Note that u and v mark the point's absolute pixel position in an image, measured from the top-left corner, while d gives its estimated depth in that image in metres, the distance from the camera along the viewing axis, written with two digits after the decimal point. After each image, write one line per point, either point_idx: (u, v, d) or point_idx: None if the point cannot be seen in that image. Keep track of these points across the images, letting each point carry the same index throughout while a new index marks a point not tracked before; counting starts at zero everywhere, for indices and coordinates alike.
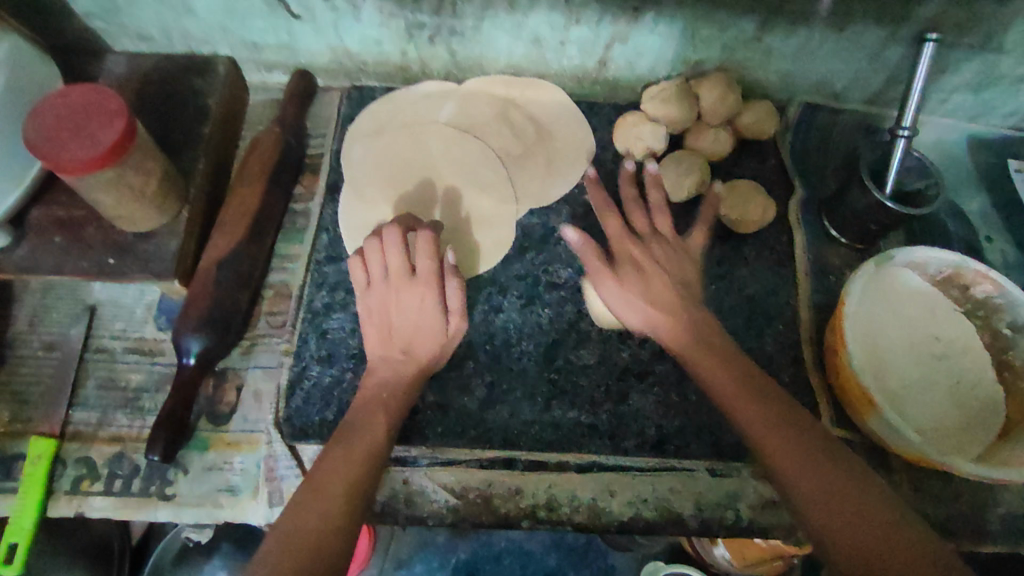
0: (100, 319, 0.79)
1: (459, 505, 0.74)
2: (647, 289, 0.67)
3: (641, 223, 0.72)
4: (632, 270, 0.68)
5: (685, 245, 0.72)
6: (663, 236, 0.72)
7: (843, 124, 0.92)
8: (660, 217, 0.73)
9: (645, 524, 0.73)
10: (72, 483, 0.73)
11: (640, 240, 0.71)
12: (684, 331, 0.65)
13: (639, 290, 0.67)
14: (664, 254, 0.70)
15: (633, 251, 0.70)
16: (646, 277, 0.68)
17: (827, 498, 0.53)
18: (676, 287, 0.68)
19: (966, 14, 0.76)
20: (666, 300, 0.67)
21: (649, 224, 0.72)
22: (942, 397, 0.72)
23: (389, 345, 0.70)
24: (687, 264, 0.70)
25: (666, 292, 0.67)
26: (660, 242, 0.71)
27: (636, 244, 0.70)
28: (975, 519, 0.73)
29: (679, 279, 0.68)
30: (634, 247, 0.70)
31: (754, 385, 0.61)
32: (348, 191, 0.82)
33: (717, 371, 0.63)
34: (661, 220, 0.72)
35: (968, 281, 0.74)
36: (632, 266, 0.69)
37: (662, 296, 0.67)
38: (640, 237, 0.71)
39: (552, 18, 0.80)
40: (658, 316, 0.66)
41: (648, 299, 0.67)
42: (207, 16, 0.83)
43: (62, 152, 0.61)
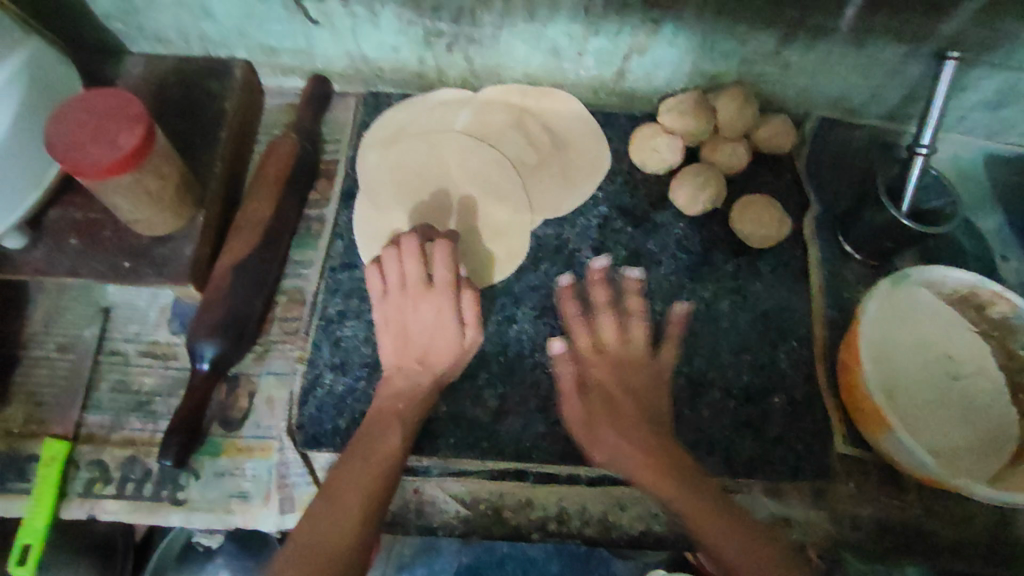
0: (114, 321, 0.80)
1: (470, 516, 0.75)
2: (617, 433, 0.67)
3: (608, 335, 0.73)
4: (597, 399, 0.70)
5: (658, 361, 0.73)
6: (634, 352, 0.72)
7: (859, 139, 0.91)
8: (633, 328, 0.73)
9: (656, 538, 0.74)
10: (84, 485, 0.73)
11: (606, 358, 0.72)
12: (641, 453, 0.65)
13: (612, 425, 0.68)
14: (633, 374, 0.71)
15: (609, 386, 0.70)
16: (614, 410, 0.69)
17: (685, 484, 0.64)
18: (646, 419, 0.69)
19: (987, 33, 0.75)
20: (646, 443, 0.66)
21: (621, 341, 0.72)
22: (954, 417, 0.72)
23: (405, 354, 0.70)
24: (656, 384, 0.71)
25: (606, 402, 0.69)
26: (631, 362, 0.72)
27: (604, 366, 0.71)
28: (986, 539, 0.73)
29: (640, 399, 0.70)
30: (599, 368, 0.71)
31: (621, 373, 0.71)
32: (364, 198, 0.83)
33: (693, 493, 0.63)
34: (635, 332, 0.73)
35: (984, 301, 0.74)
36: (601, 392, 0.70)
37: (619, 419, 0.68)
38: (606, 352, 0.72)
39: (571, 28, 0.80)
40: (628, 443, 0.66)
41: (625, 440, 0.67)
42: (225, 21, 0.83)
43: (83, 157, 0.61)
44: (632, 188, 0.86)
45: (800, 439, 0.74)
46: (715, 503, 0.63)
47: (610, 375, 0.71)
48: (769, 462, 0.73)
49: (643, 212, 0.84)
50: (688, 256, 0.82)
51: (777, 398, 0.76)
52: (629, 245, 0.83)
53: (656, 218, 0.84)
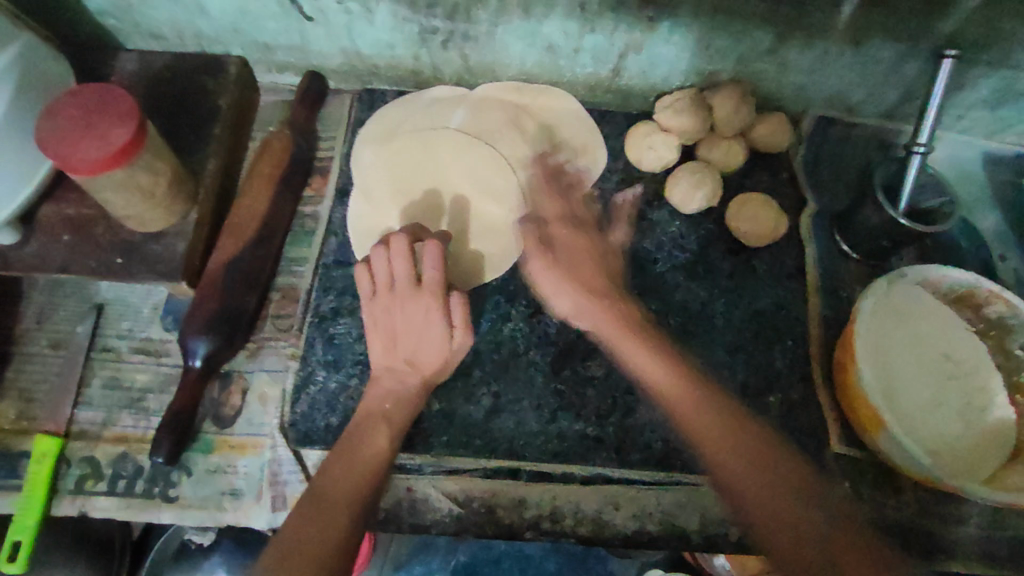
0: (106, 318, 0.79)
1: (463, 514, 0.74)
2: (573, 284, 0.73)
3: (575, 208, 0.77)
4: (563, 262, 0.73)
5: (606, 238, 0.77)
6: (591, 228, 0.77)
7: (857, 138, 0.91)
8: (586, 209, 0.78)
9: (650, 538, 0.73)
10: (76, 482, 0.73)
11: (571, 228, 0.75)
12: (612, 316, 0.71)
13: (569, 279, 0.73)
14: (590, 242, 0.75)
15: (562, 240, 0.75)
16: (576, 271, 0.73)
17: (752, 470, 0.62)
18: (603, 276, 0.73)
19: (985, 31, 0.75)
20: (591, 283, 0.72)
21: (571, 209, 0.77)
22: (952, 417, 0.71)
23: (394, 355, 0.69)
24: (607, 250, 0.76)
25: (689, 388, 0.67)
26: (588, 234, 0.76)
27: (565, 232, 0.75)
28: (982, 540, 0.73)
29: (604, 265, 0.74)
30: (564, 233, 0.75)
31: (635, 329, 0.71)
32: (358, 195, 0.82)
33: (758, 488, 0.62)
34: (581, 207, 0.78)
35: (981, 301, 0.74)
36: (566, 253, 0.74)
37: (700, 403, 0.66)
38: (569, 224, 0.76)
39: (567, 25, 0.80)
40: (686, 410, 0.66)
41: (582, 290, 0.72)
42: (219, 17, 0.83)
43: (73, 152, 0.61)
44: (627, 186, 0.85)
45: (795, 439, 0.74)
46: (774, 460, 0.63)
47: (576, 239, 0.74)
48: None
49: (639, 211, 0.84)
50: (684, 254, 0.82)
51: (772, 398, 0.76)
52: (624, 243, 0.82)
53: (651, 216, 0.84)
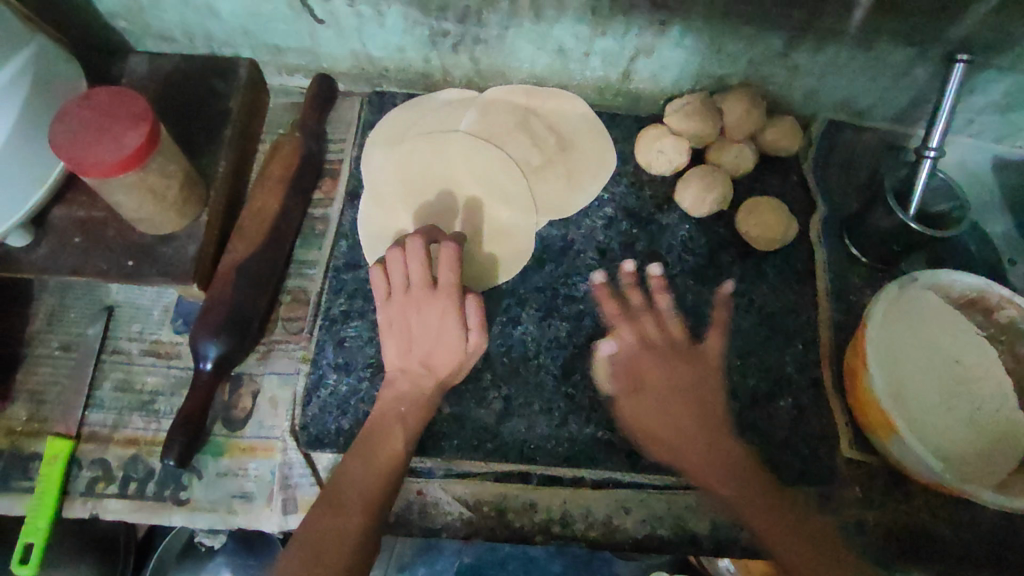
0: (117, 320, 0.79)
1: (474, 518, 0.74)
2: (666, 416, 0.69)
3: (653, 330, 0.73)
4: (653, 396, 0.70)
5: (701, 351, 0.73)
6: (680, 346, 0.73)
7: (866, 142, 0.91)
8: (672, 320, 0.74)
9: (660, 542, 0.73)
10: (87, 484, 0.73)
11: (650, 349, 0.72)
12: (703, 440, 0.68)
13: (664, 417, 0.69)
14: (677, 367, 0.71)
15: (653, 374, 0.71)
16: (666, 404, 0.69)
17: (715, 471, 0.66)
18: (689, 396, 0.70)
19: (998, 36, 0.75)
20: (684, 414, 0.69)
21: (659, 330, 0.73)
22: (962, 422, 0.71)
23: (408, 356, 0.70)
24: (710, 379, 0.72)
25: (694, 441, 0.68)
26: (679, 357, 0.72)
27: (652, 361, 0.71)
28: (993, 545, 0.73)
29: (691, 385, 0.70)
30: (649, 358, 0.72)
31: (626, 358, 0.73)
32: (368, 198, 0.82)
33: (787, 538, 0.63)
34: (672, 326, 0.73)
35: (993, 305, 0.74)
36: (652, 390, 0.70)
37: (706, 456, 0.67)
38: (659, 349, 0.72)
39: (577, 29, 0.80)
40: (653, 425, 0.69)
41: (663, 411, 0.69)
42: (231, 20, 0.83)
43: (87, 155, 0.61)
44: (637, 190, 0.85)
45: (805, 443, 0.74)
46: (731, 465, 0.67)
47: (668, 373, 0.71)
48: (774, 466, 0.73)
49: (649, 214, 0.84)
50: (694, 258, 0.82)
51: (783, 402, 0.76)
52: (634, 246, 0.82)
53: (661, 220, 0.84)
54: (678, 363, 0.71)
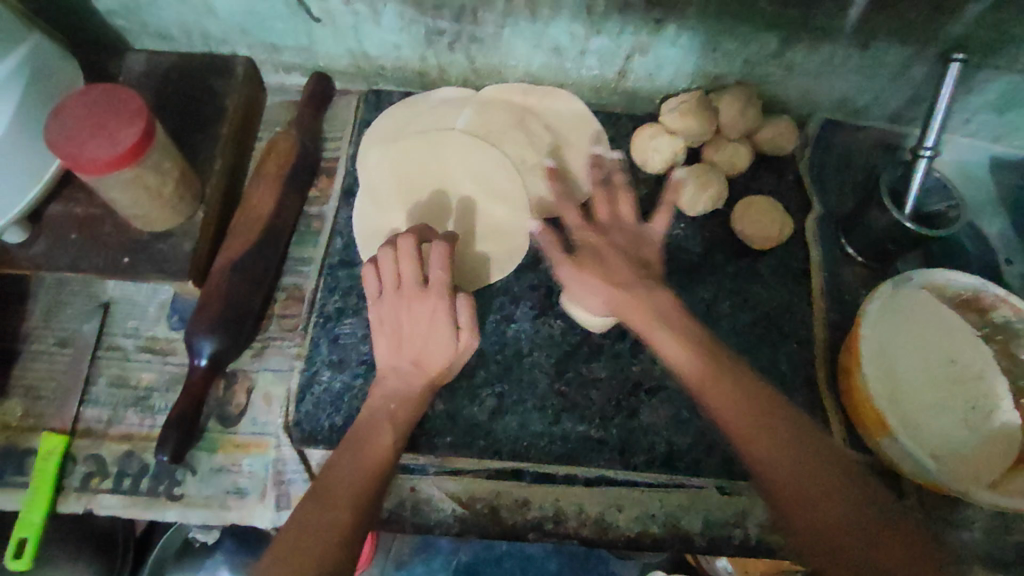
0: (113, 317, 0.80)
1: (466, 515, 0.74)
2: (606, 276, 0.71)
3: (602, 211, 0.76)
4: (591, 258, 0.72)
5: (647, 231, 0.75)
6: (625, 223, 0.75)
7: (862, 141, 0.91)
8: (624, 205, 0.77)
9: (653, 540, 0.73)
10: (81, 480, 0.73)
11: (593, 225, 0.74)
12: (648, 305, 0.69)
13: (605, 281, 0.71)
14: (617, 234, 0.74)
15: (595, 241, 0.73)
16: (598, 256, 0.72)
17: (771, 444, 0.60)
18: (633, 265, 0.71)
19: (993, 35, 0.75)
20: (619, 274, 0.70)
21: (612, 212, 0.76)
22: (956, 422, 0.71)
23: (400, 354, 0.70)
24: (653, 249, 0.74)
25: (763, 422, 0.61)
26: (616, 228, 0.74)
27: (597, 235, 0.74)
28: (986, 547, 0.72)
29: (639, 263, 0.72)
30: (594, 235, 0.74)
31: (619, 266, 0.71)
32: (363, 195, 0.83)
33: (829, 509, 0.57)
34: (623, 205, 0.77)
35: (987, 305, 0.73)
36: (590, 251, 0.72)
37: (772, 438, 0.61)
38: (595, 223, 0.75)
39: (573, 27, 0.80)
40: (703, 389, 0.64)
41: (625, 299, 0.69)
42: (227, 18, 0.83)
43: (82, 152, 0.61)
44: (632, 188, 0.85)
45: None
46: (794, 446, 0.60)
47: (607, 242, 0.73)
48: None
49: (644, 213, 0.84)
50: (688, 257, 0.82)
51: None
52: None
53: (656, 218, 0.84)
54: (618, 235, 0.74)
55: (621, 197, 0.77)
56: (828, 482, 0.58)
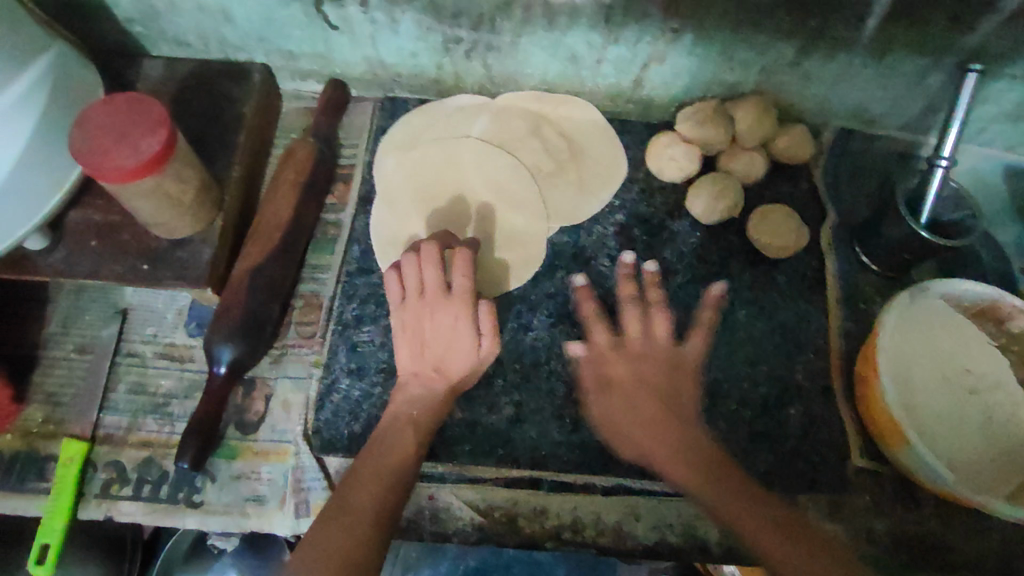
0: (131, 323, 0.80)
1: (485, 523, 0.74)
2: (636, 417, 0.66)
3: (632, 329, 0.71)
4: (621, 398, 0.67)
5: (680, 353, 0.70)
6: (656, 345, 0.69)
7: (877, 150, 0.91)
8: (659, 326, 0.71)
9: (671, 549, 0.74)
10: (102, 486, 0.74)
11: (623, 354, 0.70)
12: (672, 440, 0.64)
13: (630, 414, 0.66)
14: (646, 368, 0.68)
15: (623, 380, 0.68)
16: (628, 397, 0.67)
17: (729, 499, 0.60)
18: (659, 398, 0.66)
19: (1011, 46, 0.75)
20: (647, 416, 0.65)
21: (644, 331, 0.71)
22: (973, 432, 0.71)
23: (421, 361, 0.70)
24: (685, 378, 0.68)
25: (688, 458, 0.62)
26: (650, 357, 0.69)
27: (620, 362, 0.69)
28: (1003, 555, 0.73)
29: (665, 388, 0.67)
30: (624, 364, 0.69)
31: (637, 392, 0.67)
32: (380, 203, 0.83)
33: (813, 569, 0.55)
34: (659, 325, 0.71)
35: (1004, 314, 0.73)
36: (620, 388, 0.68)
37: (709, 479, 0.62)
38: (625, 347, 0.70)
39: (590, 36, 0.80)
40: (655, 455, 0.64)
41: (639, 424, 0.65)
42: (245, 26, 0.84)
43: (106, 161, 0.62)
44: (648, 196, 0.86)
45: (815, 452, 0.75)
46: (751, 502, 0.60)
47: (634, 372, 0.68)
48: (783, 473, 0.74)
49: (660, 221, 0.84)
50: (704, 266, 0.82)
51: (793, 410, 0.76)
52: (645, 253, 0.83)
53: (672, 226, 0.84)
54: (647, 365, 0.68)
55: (655, 310, 0.72)
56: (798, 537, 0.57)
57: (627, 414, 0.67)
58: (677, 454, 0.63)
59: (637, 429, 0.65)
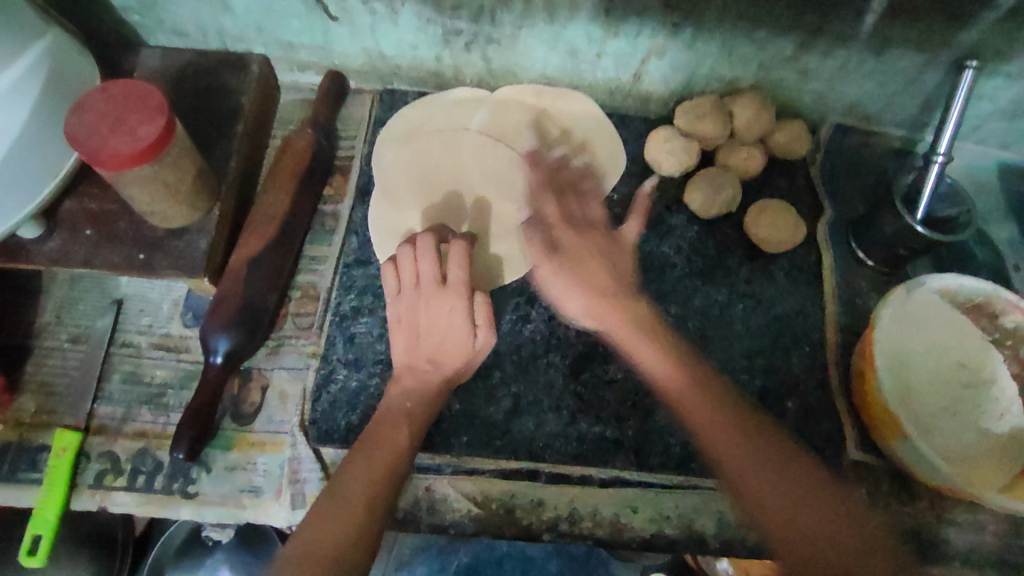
0: (126, 313, 0.79)
1: (481, 515, 0.73)
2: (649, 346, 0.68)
3: (574, 210, 0.73)
4: (572, 267, 0.70)
5: (623, 231, 0.74)
6: (595, 224, 0.73)
7: (873, 147, 0.92)
8: (593, 205, 0.75)
9: (668, 541, 0.73)
10: (95, 477, 0.73)
11: (572, 224, 0.72)
12: (580, 242, 0.71)
13: (580, 281, 0.70)
14: (596, 240, 0.72)
15: (578, 247, 0.71)
16: (581, 263, 0.70)
17: (705, 406, 0.64)
18: (614, 279, 0.70)
19: (1007, 44, 0.75)
20: (600, 283, 0.70)
21: (581, 211, 0.74)
22: (967, 424, 0.72)
23: (417, 353, 0.70)
24: (621, 250, 0.72)
25: (757, 460, 0.62)
26: (596, 231, 0.72)
27: (576, 237, 0.71)
28: (997, 549, 0.73)
29: (614, 260, 0.71)
30: (574, 234, 0.71)
31: (601, 270, 0.70)
32: (379, 194, 0.83)
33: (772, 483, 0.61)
34: (592, 207, 0.75)
35: (999, 310, 0.74)
36: (570, 257, 0.71)
37: (778, 480, 0.62)
38: (572, 223, 0.72)
39: (590, 30, 0.80)
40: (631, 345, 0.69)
41: (594, 285, 0.69)
42: (243, 15, 0.83)
43: (102, 147, 0.61)
44: (646, 191, 0.86)
45: (813, 445, 0.75)
46: (722, 405, 0.64)
47: (586, 243, 0.71)
48: None
49: (657, 214, 0.85)
50: (701, 259, 0.82)
51: (790, 404, 0.76)
52: (643, 247, 0.83)
53: (669, 221, 0.84)
54: (598, 238, 0.72)
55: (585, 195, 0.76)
56: (774, 458, 0.62)
57: (581, 260, 0.70)
58: (657, 357, 0.68)
59: (620, 320, 0.69)
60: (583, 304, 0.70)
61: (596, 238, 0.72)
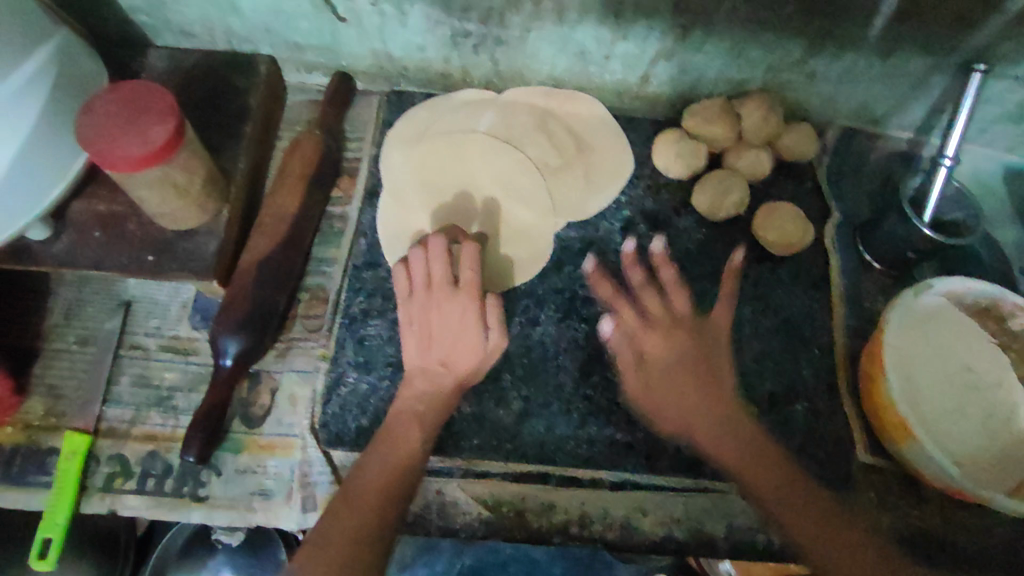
0: (134, 316, 0.79)
1: (492, 518, 0.74)
2: (735, 437, 0.66)
3: (653, 305, 0.72)
4: (655, 367, 0.69)
5: (708, 322, 0.72)
6: (682, 319, 0.71)
7: (880, 150, 0.92)
8: (675, 296, 0.72)
9: (677, 544, 0.74)
10: (105, 480, 0.73)
11: (651, 327, 0.71)
12: (666, 345, 0.70)
13: (670, 393, 0.68)
14: (687, 340, 0.70)
15: (663, 354, 0.69)
16: (667, 369, 0.69)
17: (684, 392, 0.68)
18: (705, 386, 0.68)
19: (1015, 47, 0.76)
20: (691, 400, 0.68)
21: (666, 308, 0.72)
22: (975, 427, 0.72)
23: (428, 355, 0.69)
24: (705, 340, 0.71)
25: (728, 439, 0.66)
26: (678, 330, 0.70)
27: (659, 341, 0.70)
28: (1005, 551, 0.74)
29: (699, 356, 0.69)
30: (657, 334, 0.70)
31: (684, 384, 0.68)
32: (388, 196, 0.83)
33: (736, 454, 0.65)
34: (679, 299, 0.72)
35: (1006, 313, 0.74)
36: (654, 360, 0.70)
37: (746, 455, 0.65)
38: (652, 322, 0.71)
39: (599, 32, 0.80)
40: (662, 397, 0.69)
41: (675, 390, 0.68)
42: (252, 16, 0.83)
43: (114, 149, 0.61)
44: (655, 193, 0.86)
45: (820, 448, 0.75)
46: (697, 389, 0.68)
47: (667, 347, 0.69)
48: None
49: (666, 217, 0.85)
50: (710, 262, 0.83)
51: (799, 406, 0.77)
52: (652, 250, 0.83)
53: (677, 223, 0.84)
54: (683, 339, 0.70)
55: (672, 289, 0.72)
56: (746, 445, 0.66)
57: (674, 365, 0.69)
58: (657, 355, 0.70)
59: (667, 388, 0.68)
60: (664, 412, 0.68)
61: (688, 342, 0.70)
